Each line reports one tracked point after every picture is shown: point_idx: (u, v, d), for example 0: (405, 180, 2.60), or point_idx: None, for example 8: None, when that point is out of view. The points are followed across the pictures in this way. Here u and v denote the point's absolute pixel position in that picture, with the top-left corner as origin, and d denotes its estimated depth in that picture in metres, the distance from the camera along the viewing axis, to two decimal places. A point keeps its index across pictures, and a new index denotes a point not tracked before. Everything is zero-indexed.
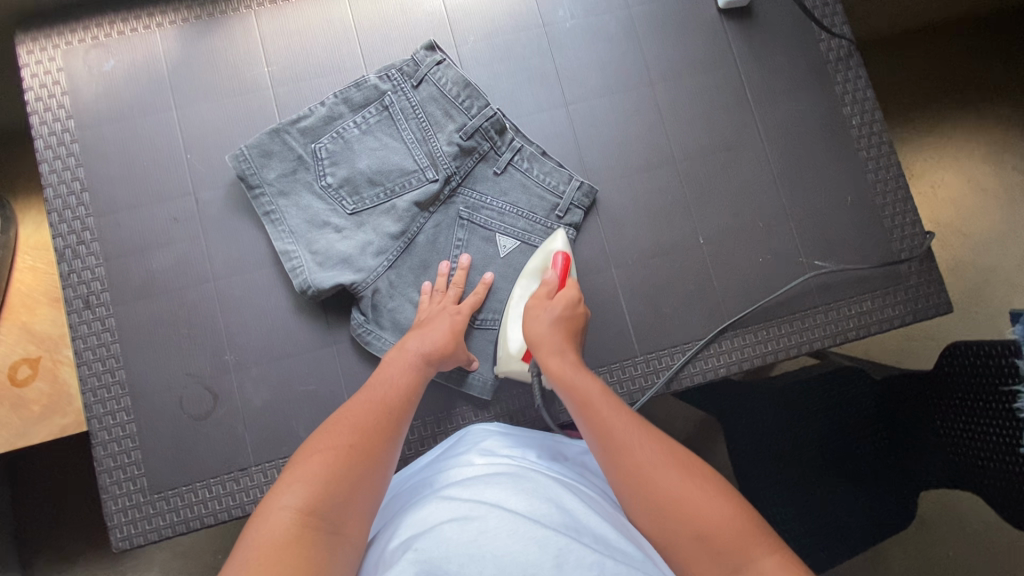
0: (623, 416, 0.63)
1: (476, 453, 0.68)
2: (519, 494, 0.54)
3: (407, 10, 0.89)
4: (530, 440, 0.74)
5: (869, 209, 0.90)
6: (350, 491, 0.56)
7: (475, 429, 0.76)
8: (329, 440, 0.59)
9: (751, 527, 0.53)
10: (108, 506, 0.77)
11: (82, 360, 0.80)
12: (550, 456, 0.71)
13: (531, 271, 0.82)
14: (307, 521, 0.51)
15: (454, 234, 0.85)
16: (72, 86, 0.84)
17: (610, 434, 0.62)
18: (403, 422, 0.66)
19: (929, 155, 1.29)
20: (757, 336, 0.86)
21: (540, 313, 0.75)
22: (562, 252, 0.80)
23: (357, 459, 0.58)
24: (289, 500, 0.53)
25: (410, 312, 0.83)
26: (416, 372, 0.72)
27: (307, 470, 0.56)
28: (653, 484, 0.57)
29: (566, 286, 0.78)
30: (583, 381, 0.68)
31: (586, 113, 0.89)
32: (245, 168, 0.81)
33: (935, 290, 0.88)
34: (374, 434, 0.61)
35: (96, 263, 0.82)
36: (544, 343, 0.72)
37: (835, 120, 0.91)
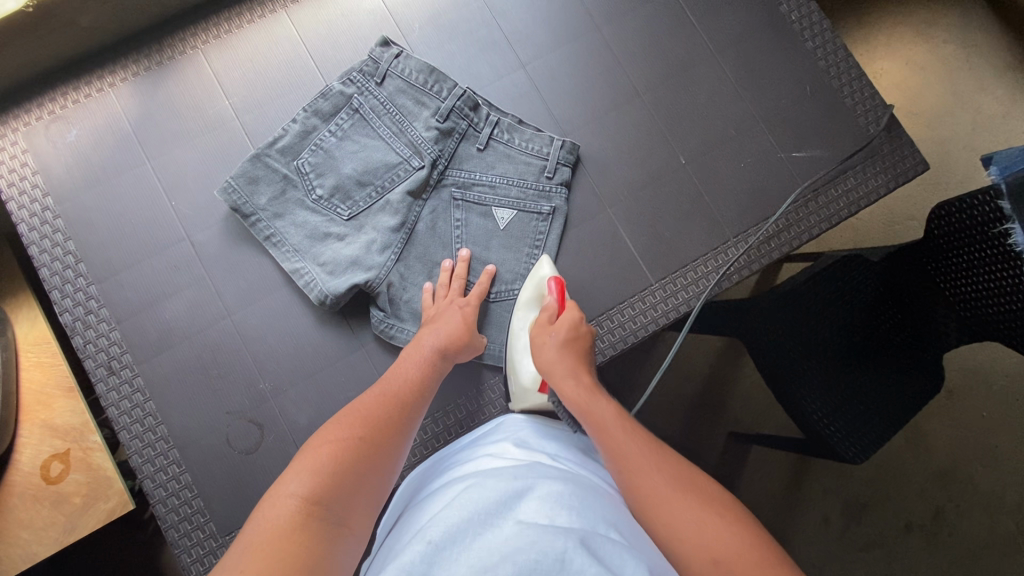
0: (641, 442, 0.61)
1: (510, 441, 0.67)
2: (542, 496, 0.51)
3: (349, 14, 0.90)
4: (566, 435, 0.71)
5: (829, 94, 0.94)
6: (359, 481, 0.54)
7: (510, 420, 0.74)
8: (340, 432, 0.58)
9: (770, 555, 0.49)
10: (183, 559, 0.77)
11: (120, 425, 0.79)
12: (580, 454, 0.68)
13: (528, 302, 0.83)
14: (312, 509, 0.50)
15: (453, 215, 0.86)
16: (41, 164, 0.84)
17: (623, 455, 0.60)
18: (412, 420, 0.65)
19: (867, 43, 1.35)
20: (758, 241, 0.89)
21: (546, 339, 0.76)
22: (554, 278, 0.81)
23: (366, 451, 0.57)
24: (294, 486, 0.52)
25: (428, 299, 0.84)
26: (426, 370, 0.72)
27: (314, 458, 0.55)
28: (664, 514, 0.53)
29: (566, 309, 0.78)
30: (600, 407, 0.67)
31: (544, 70, 0.92)
32: (234, 199, 0.82)
33: (911, 153, 0.92)
34: (383, 429, 0.61)
35: (109, 328, 0.81)
36: (556, 368, 0.72)
37: (776, 20, 0.95)
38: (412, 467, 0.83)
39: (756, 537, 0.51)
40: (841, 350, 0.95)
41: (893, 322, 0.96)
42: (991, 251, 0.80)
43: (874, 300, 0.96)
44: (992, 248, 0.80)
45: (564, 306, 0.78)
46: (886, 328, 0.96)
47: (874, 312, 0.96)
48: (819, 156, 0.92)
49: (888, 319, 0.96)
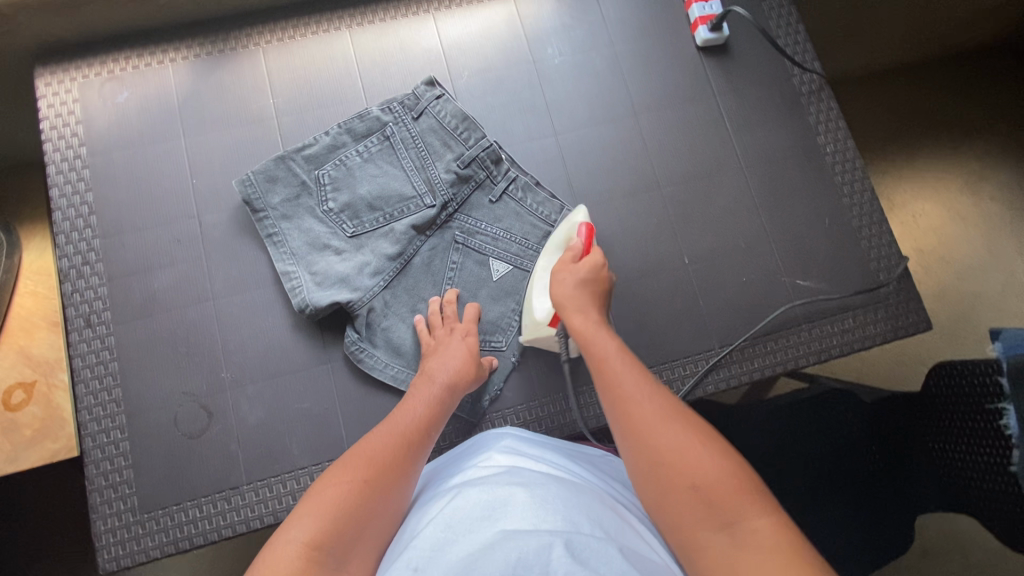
0: (637, 375, 0.66)
1: (498, 452, 0.68)
2: (525, 497, 0.53)
3: (406, 48, 0.95)
4: (550, 444, 0.75)
5: (847, 231, 0.94)
6: (362, 526, 0.55)
7: (490, 434, 0.76)
8: (348, 473, 0.58)
9: (749, 488, 0.54)
10: (97, 526, 0.77)
11: (80, 378, 0.81)
12: (568, 456, 0.72)
13: (555, 244, 0.85)
14: (312, 556, 0.51)
15: (448, 257, 0.88)
16: (86, 116, 0.89)
17: (619, 390, 0.64)
18: (420, 458, 0.64)
19: (907, 184, 1.35)
20: (745, 357, 0.88)
21: (566, 275, 0.78)
22: (585, 223, 0.82)
23: (369, 495, 0.57)
24: (297, 533, 0.52)
25: (404, 332, 0.85)
26: (437, 401, 0.71)
27: (317, 503, 0.55)
28: (653, 440, 0.59)
29: (591, 253, 0.80)
30: (602, 340, 0.71)
31: (574, 141, 0.94)
32: (250, 193, 0.85)
33: (915, 309, 0.91)
34: (391, 472, 0.60)
35: (99, 283, 0.84)
36: (569, 302, 0.76)
37: (810, 149, 0.96)
38: None
39: (737, 461, 0.56)
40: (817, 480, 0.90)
41: (883, 467, 0.90)
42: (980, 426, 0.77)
43: (866, 441, 0.91)
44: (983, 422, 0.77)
45: (591, 250, 0.80)
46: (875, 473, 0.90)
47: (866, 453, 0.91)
48: (821, 289, 0.91)
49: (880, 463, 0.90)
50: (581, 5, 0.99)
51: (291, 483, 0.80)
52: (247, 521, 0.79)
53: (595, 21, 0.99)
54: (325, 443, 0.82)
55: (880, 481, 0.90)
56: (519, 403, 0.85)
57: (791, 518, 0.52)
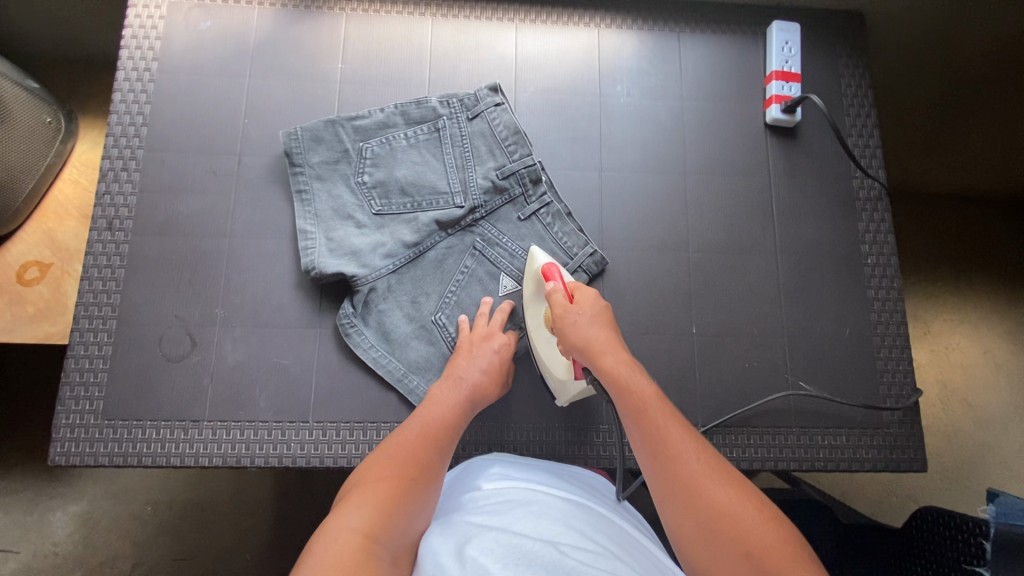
0: (679, 426, 0.65)
1: (489, 483, 0.72)
2: (528, 519, 0.61)
3: (481, 49, 0.96)
4: (540, 465, 0.78)
5: (866, 347, 0.90)
6: (411, 517, 0.58)
7: (476, 459, 0.79)
8: (386, 472, 0.62)
9: (797, 551, 0.55)
10: (59, 419, 0.79)
11: (86, 274, 0.84)
12: (553, 475, 0.76)
13: (530, 298, 0.84)
14: (369, 544, 0.53)
15: (462, 259, 0.88)
16: (166, 34, 0.92)
17: (664, 440, 0.63)
18: (448, 455, 0.68)
19: (947, 315, 1.30)
20: (726, 440, 0.86)
21: (573, 319, 0.75)
22: (547, 262, 0.81)
23: (415, 487, 0.61)
24: (354, 521, 0.55)
25: (397, 319, 0.86)
26: (462, 399, 0.75)
27: (366, 495, 0.58)
28: (704, 499, 0.58)
29: (578, 291, 0.78)
30: (639, 383, 0.69)
31: (616, 182, 0.94)
32: (293, 147, 0.87)
33: (913, 445, 0.87)
34: (427, 466, 0.65)
35: (131, 191, 0.87)
36: (592, 343, 0.73)
37: (852, 255, 0.93)
38: (290, 462, 0.80)
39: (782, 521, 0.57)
40: None
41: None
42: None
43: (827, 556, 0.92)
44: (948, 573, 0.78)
45: (570, 286, 0.78)
46: None
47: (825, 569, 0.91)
48: (822, 400, 0.88)
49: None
50: (662, 53, 0.99)
51: (247, 433, 0.81)
52: (196, 457, 0.79)
53: (671, 72, 0.98)
54: (292, 403, 0.82)
55: None
56: (487, 422, 0.86)
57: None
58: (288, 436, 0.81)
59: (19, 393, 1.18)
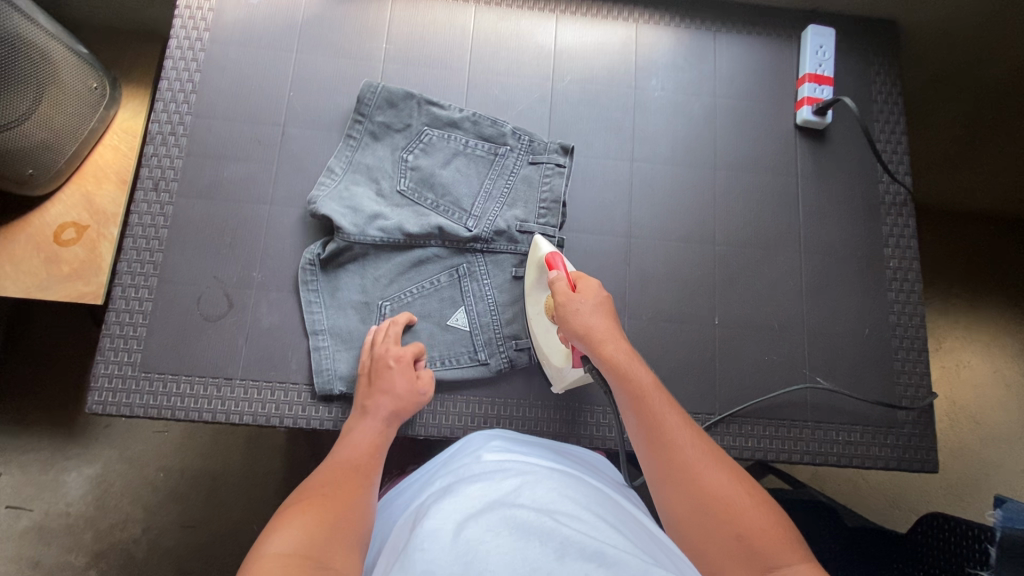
0: (674, 415, 0.67)
1: (486, 452, 0.74)
2: (525, 488, 0.62)
3: (522, 37, 0.99)
4: (535, 443, 0.80)
5: (884, 347, 0.92)
6: (336, 533, 0.58)
7: (475, 436, 0.81)
8: (309, 503, 0.61)
9: (785, 534, 0.57)
10: (97, 368, 0.82)
11: (131, 232, 0.87)
12: (550, 452, 0.79)
13: (535, 283, 0.86)
14: (293, 559, 0.52)
15: (427, 275, 0.89)
16: (220, 6, 0.95)
17: (660, 426, 0.65)
18: (369, 482, 0.68)
19: (960, 329, 1.31)
20: (742, 430, 0.88)
21: (575, 308, 0.76)
22: (551, 252, 0.82)
23: (331, 511, 0.60)
24: (273, 545, 0.54)
25: (353, 286, 0.88)
26: (380, 432, 0.75)
27: (285, 523, 0.57)
28: (698, 484, 0.61)
29: (583, 280, 0.79)
30: (636, 372, 0.71)
31: (646, 173, 0.96)
32: (367, 97, 0.92)
33: (926, 446, 0.88)
34: (346, 491, 0.64)
35: (177, 155, 0.90)
36: (593, 332, 0.74)
37: (874, 257, 0.95)
38: (317, 424, 0.83)
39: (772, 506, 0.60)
40: None
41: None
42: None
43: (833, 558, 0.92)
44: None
45: (574, 276, 0.79)
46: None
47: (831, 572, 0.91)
48: (839, 397, 0.89)
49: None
50: (697, 52, 1.01)
51: (277, 393, 0.83)
52: (227, 414, 0.82)
53: (705, 69, 1.00)
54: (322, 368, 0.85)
55: None
56: (508, 398, 0.88)
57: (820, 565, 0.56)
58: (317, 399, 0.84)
59: (48, 350, 1.21)
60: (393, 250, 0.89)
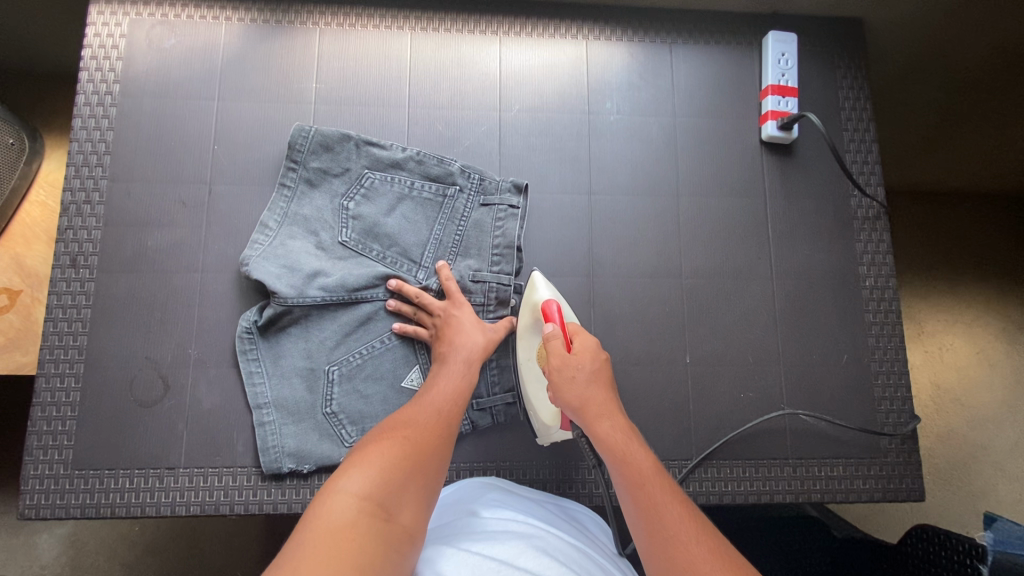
0: (676, 501, 0.62)
1: (484, 506, 0.70)
2: (529, 553, 0.59)
3: (463, 65, 0.91)
4: (530, 498, 0.76)
5: (863, 372, 0.88)
6: (407, 481, 0.60)
7: (473, 483, 0.77)
8: (393, 432, 0.65)
9: None
10: (26, 470, 0.76)
11: (50, 315, 0.80)
12: (548, 507, 0.75)
13: (526, 328, 0.82)
14: (362, 507, 0.56)
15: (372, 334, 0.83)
16: (128, 54, 0.87)
17: (659, 513, 0.61)
18: (452, 422, 0.70)
19: (943, 326, 1.27)
20: (721, 473, 0.84)
21: (572, 372, 0.72)
22: (551, 300, 0.78)
23: (411, 451, 0.63)
24: (348, 484, 0.58)
25: (294, 352, 0.82)
26: (464, 373, 0.76)
27: (367, 457, 0.61)
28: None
29: (577, 336, 0.76)
30: (635, 453, 0.67)
31: (606, 205, 0.90)
32: (299, 143, 0.85)
33: (912, 474, 0.85)
34: (430, 432, 0.67)
35: (95, 225, 0.82)
36: (589, 404, 0.71)
37: (849, 278, 0.90)
38: (271, 509, 0.77)
39: None
40: None
41: None
42: None
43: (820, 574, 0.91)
44: None
45: (570, 331, 0.76)
46: None
47: None
48: (822, 427, 0.86)
49: None
50: (653, 68, 0.94)
51: (225, 479, 0.78)
52: (172, 506, 0.76)
53: (662, 87, 0.94)
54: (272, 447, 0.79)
55: None
56: (476, 460, 0.83)
57: None
58: (269, 482, 0.78)
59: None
60: (339, 312, 0.82)
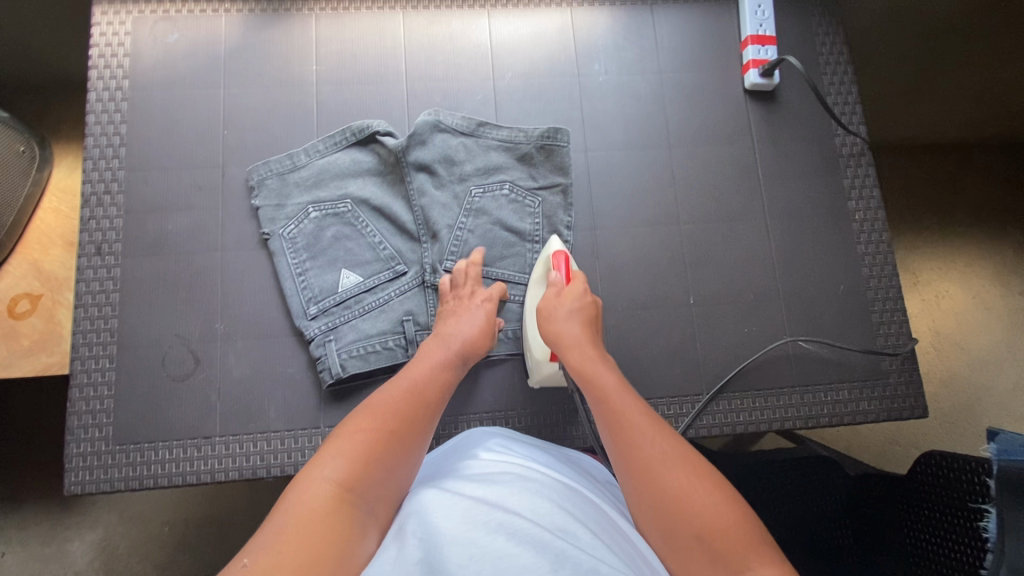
0: (642, 414, 0.66)
1: (484, 451, 0.72)
2: (523, 495, 0.60)
3: (456, 39, 0.95)
4: (527, 444, 0.78)
5: (859, 301, 0.92)
6: (388, 472, 0.59)
7: (477, 432, 0.79)
8: (371, 421, 0.63)
9: (750, 535, 0.53)
10: (69, 448, 0.79)
11: (80, 302, 0.83)
12: (547, 454, 0.77)
13: (538, 279, 0.86)
14: (341, 496, 0.55)
15: (401, 286, 0.87)
16: (134, 50, 0.91)
17: (624, 426, 0.65)
18: (436, 413, 0.69)
19: (936, 263, 1.31)
20: (732, 406, 0.87)
21: (556, 310, 0.78)
22: (562, 252, 0.83)
23: (394, 441, 0.62)
24: (328, 473, 0.57)
25: (306, 222, 0.87)
26: (452, 369, 0.74)
27: (345, 446, 0.60)
28: (658, 481, 0.59)
29: (572, 282, 0.81)
30: (603, 374, 0.71)
31: (603, 161, 0.94)
32: (551, 141, 0.92)
33: (915, 392, 0.89)
34: (412, 424, 0.65)
35: (116, 214, 0.86)
36: (563, 337, 0.76)
37: (839, 213, 0.95)
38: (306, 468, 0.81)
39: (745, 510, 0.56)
40: (783, 531, 0.91)
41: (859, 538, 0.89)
42: (963, 523, 0.76)
43: (838, 508, 0.91)
44: (966, 520, 0.76)
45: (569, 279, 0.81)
46: (851, 541, 0.89)
47: (837, 522, 0.90)
48: (824, 355, 0.90)
49: (854, 533, 0.90)
50: (635, 28, 0.98)
51: (261, 444, 0.81)
52: (212, 473, 0.80)
53: (647, 45, 0.98)
54: (302, 411, 0.83)
55: (857, 549, 0.89)
56: (497, 410, 0.87)
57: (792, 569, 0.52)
58: (302, 444, 0.82)
59: (25, 428, 1.18)
60: (354, 279, 0.86)
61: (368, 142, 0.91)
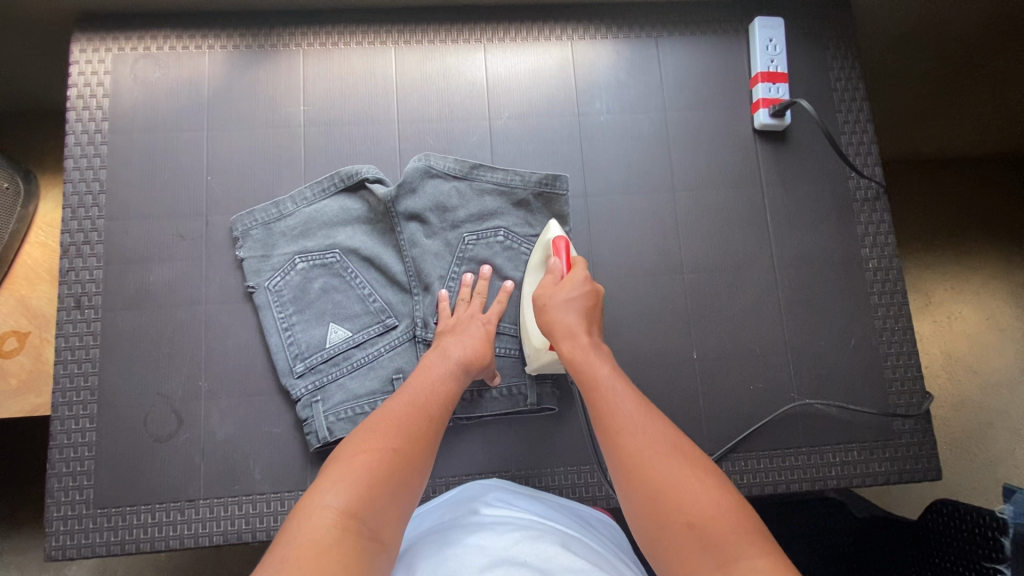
0: (633, 403, 0.64)
1: (481, 504, 0.69)
2: (525, 541, 0.57)
3: (450, 77, 0.91)
4: (525, 497, 0.75)
5: (872, 355, 0.88)
6: (394, 496, 0.56)
7: (473, 485, 0.76)
8: (373, 440, 0.59)
9: (746, 527, 0.52)
10: (50, 512, 0.77)
11: (60, 358, 0.80)
12: (544, 505, 0.74)
13: (538, 264, 0.82)
14: (346, 524, 0.51)
15: (391, 341, 0.83)
16: (114, 90, 0.87)
17: (615, 420, 0.62)
18: (439, 430, 0.65)
19: (949, 283, 1.25)
20: (735, 466, 0.83)
21: (551, 299, 0.73)
22: (562, 236, 0.78)
23: (399, 462, 0.58)
24: (330, 499, 0.53)
25: (292, 273, 0.84)
26: (454, 384, 0.71)
27: (348, 470, 0.56)
28: (650, 473, 0.57)
29: (573, 268, 0.76)
30: (593, 364, 0.68)
31: (603, 206, 0.90)
32: (550, 185, 0.87)
33: (927, 453, 0.85)
34: (416, 442, 0.61)
35: (95, 265, 0.83)
36: (556, 326, 0.72)
37: (851, 261, 0.90)
38: None
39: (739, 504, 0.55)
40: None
41: None
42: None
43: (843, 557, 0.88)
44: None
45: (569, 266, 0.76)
46: None
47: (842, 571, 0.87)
48: (834, 413, 0.86)
49: None
50: (639, 63, 0.93)
51: (246, 507, 0.78)
52: (195, 537, 0.77)
53: (650, 81, 0.93)
54: (288, 473, 0.80)
55: None
56: (490, 471, 0.84)
57: (786, 559, 0.50)
58: (289, 507, 0.79)
59: None
60: (342, 335, 0.83)
61: (357, 187, 0.87)
